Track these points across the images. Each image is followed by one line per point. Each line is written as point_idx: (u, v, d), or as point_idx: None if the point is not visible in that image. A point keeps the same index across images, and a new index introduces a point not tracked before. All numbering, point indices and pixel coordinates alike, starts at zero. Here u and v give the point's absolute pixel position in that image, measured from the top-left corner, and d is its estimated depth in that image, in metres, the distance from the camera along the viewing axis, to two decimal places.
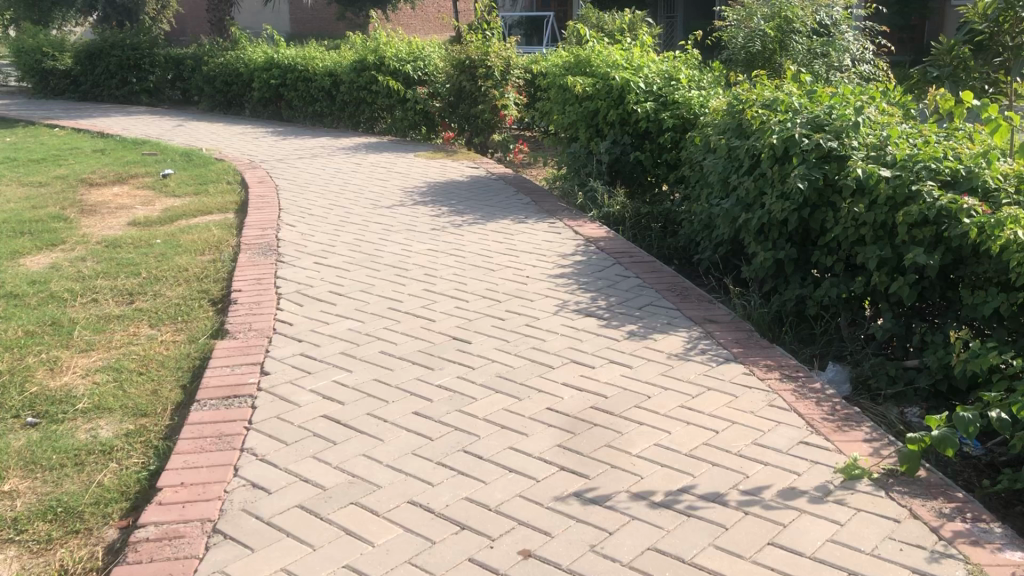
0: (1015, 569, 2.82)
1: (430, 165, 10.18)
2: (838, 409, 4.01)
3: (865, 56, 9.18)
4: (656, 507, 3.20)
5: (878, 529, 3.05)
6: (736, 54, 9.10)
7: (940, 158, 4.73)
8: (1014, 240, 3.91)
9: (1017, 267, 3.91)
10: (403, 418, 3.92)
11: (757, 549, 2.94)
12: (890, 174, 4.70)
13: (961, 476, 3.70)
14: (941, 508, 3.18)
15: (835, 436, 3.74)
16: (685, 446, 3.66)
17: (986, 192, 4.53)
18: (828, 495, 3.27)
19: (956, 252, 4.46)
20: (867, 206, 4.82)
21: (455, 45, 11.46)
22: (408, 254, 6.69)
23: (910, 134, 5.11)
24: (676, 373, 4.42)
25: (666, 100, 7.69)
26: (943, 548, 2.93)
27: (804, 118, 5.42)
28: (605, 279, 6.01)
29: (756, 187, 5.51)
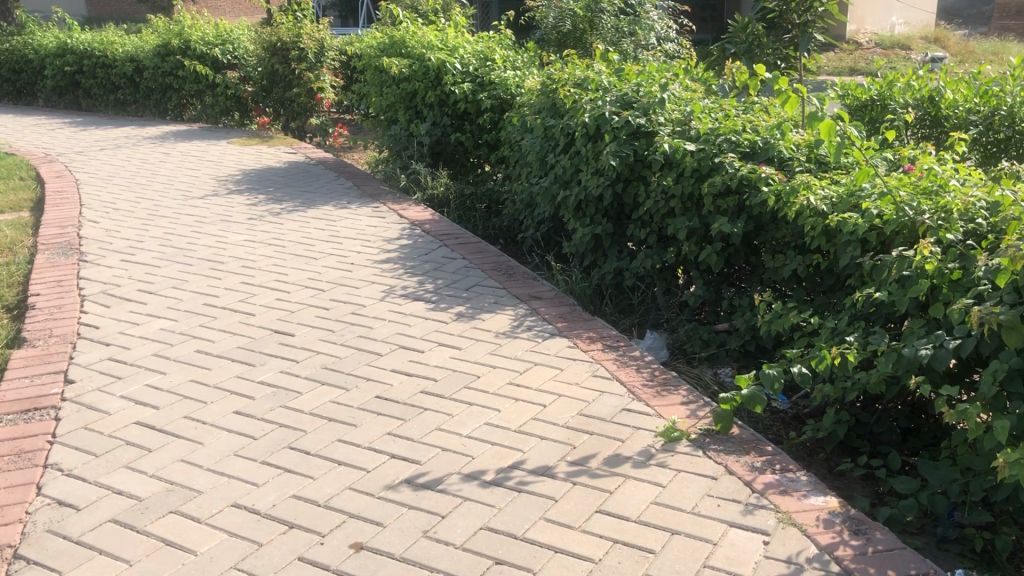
0: (819, 512, 3.03)
1: (245, 152, 9.82)
2: (657, 374, 4.18)
3: (670, 35, 9.54)
4: (487, 486, 3.22)
5: (698, 487, 3.20)
6: (548, 34, 9.27)
7: (739, 130, 4.99)
8: (808, 206, 4.17)
9: (811, 232, 4.18)
10: (223, 419, 3.76)
11: (586, 518, 3.01)
12: (694, 148, 4.91)
13: (770, 430, 3.94)
14: (753, 462, 3.37)
15: (655, 402, 3.89)
16: (513, 423, 3.70)
17: (781, 161, 4.81)
18: (650, 459, 3.40)
19: (758, 220, 4.72)
20: (675, 179, 5.02)
21: (266, 27, 11.07)
22: (224, 246, 6.42)
23: (712, 109, 5.36)
24: (504, 351, 4.47)
25: (482, 80, 7.72)
26: (756, 500, 3.11)
27: (614, 96, 5.57)
28: (430, 262, 5.98)
29: (572, 164, 5.64)
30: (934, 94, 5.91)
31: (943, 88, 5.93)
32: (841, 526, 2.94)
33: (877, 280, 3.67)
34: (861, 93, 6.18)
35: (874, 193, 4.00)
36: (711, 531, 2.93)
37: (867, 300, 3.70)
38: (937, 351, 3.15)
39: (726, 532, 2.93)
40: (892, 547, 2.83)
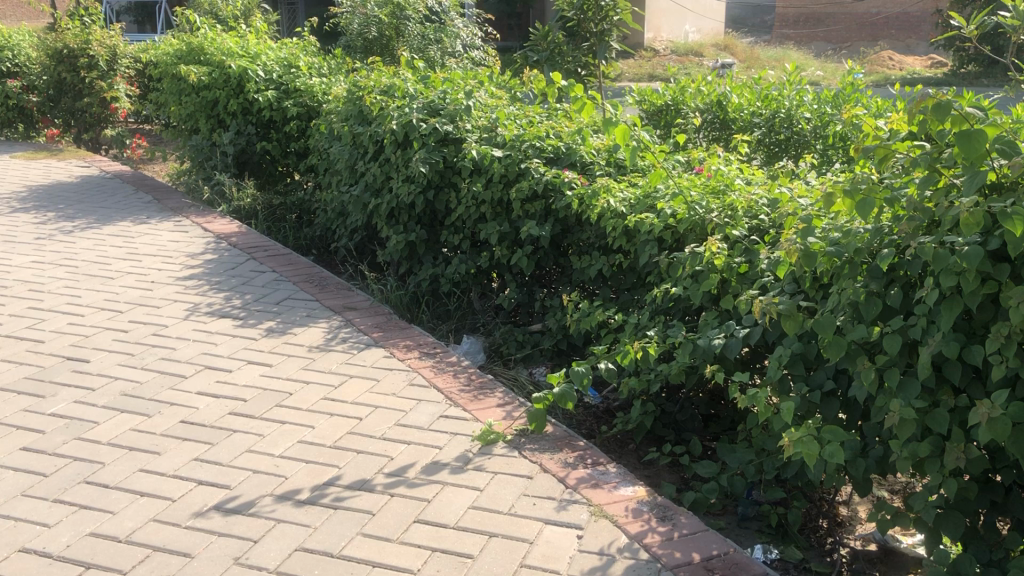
0: (628, 502, 3.15)
1: (31, 166, 9.13)
2: (473, 379, 4.22)
3: (475, 43, 9.64)
4: (302, 505, 3.14)
5: (514, 488, 3.25)
6: (354, 40, 9.16)
7: (543, 136, 5.12)
8: (609, 208, 4.33)
9: (614, 232, 4.33)
10: (8, 457, 3.47)
11: (404, 530, 2.99)
12: (501, 154, 4.99)
13: (583, 425, 4.06)
14: (567, 459, 3.46)
15: (472, 406, 3.92)
16: (328, 438, 3.63)
17: (584, 165, 4.98)
18: (468, 464, 3.42)
19: (564, 223, 4.85)
20: (484, 185, 5.09)
21: (49, 32, 10.35)
22: (8, 268, 5.94)
23: (517, 115, 5.43)
24: (317, 365, 4.37)
25: (287, 88, 7.50)
26: (569, 495, 3.19)
27: (420, 103, 5.57)
28: (238, 276, 5.77)
29: (382, 172, 5.61)
30: (721, 98, 6.29)
31: (730, 92, 6.31)
32: (649, 514, 3.07)
33: (673, 277, 3.86)
34: (657, 99, 6.51)
35: (669, 193, 4.20)
36: (527, 530, 2.98)
37: (666, 295, 3.89)
38: (728, 340, 3.34)
39: (541, 530, 2.98)
40: (696, 530, 2.98)
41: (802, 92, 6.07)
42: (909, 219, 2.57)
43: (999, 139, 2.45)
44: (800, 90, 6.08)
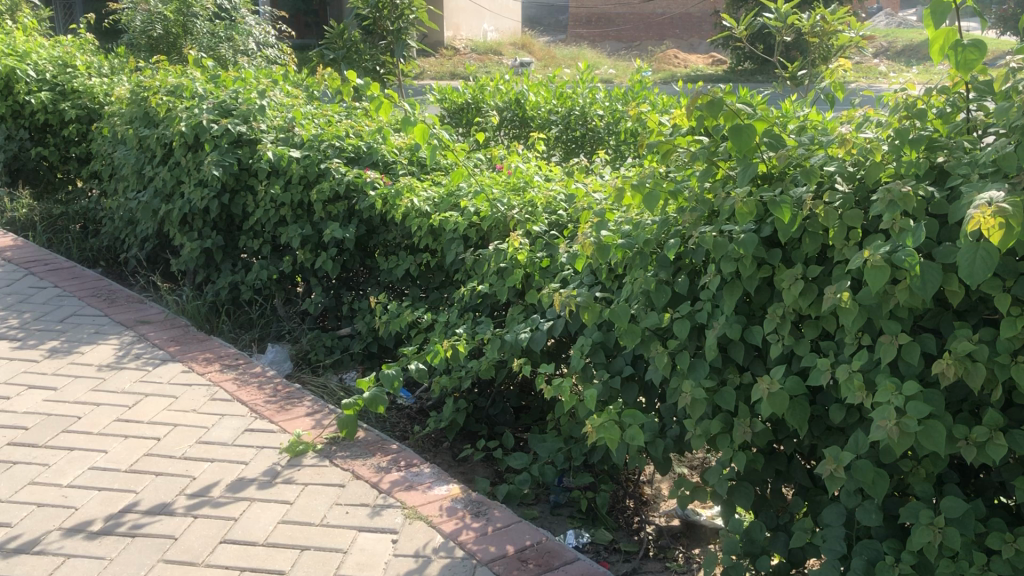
0: (442, 502, 3.15)
1: None
2: (280, 389, 4.08)
3: (269, 40, 9.35)
4: (96, 537, 2.93)
5: (325, 498, 3.17)
6: (136, 38, 8.67)
7: (343, 136, 5.03)
8: (413, 208, 4.30)
9: (419, 231, 4.31)
10: None
11: (210, 552, 2.86)
12: (299, 155, 4.84)
13: (396, 428, 4.03)
14: (379, 463, 3.42)
15: (279, 417, 3.80)
16: (123, 463, 3.40)
17: (386, 165, 4.93)
18: (277, 477, 3.31)
19: (368, 223, 4.78)
20: (282, 187, 4.94)
21: None
22: None
23: (314, 115, 5.29)
24: (109, 385, 4.10)
25: (63, 89, 6.96)
26: (383, 500, 3.15)
27: (210, 103, 5.31)
28: (13, 294, 5.31)
29: (172, 177, 5.33)
30: (519, 97, 6.41)
31: (527, 91, 6.43)
32: (463, 511, 3.08)
33: (479, 274, 3.90)
34: (457, 97, 6.58)
35: (470, 191, 4.23)
36: (341, 540, 2.92)
37: (473, 292, 3.92)
38: (534, 333, 3.40)
39: (355, 538, 2.93)
40: (510, 522, 3.03)
41: (594, 90, 6.27)
42: (691, 211, 2.74)
43: (767, 132, 2.62)
44: (592, 88, 6.28)
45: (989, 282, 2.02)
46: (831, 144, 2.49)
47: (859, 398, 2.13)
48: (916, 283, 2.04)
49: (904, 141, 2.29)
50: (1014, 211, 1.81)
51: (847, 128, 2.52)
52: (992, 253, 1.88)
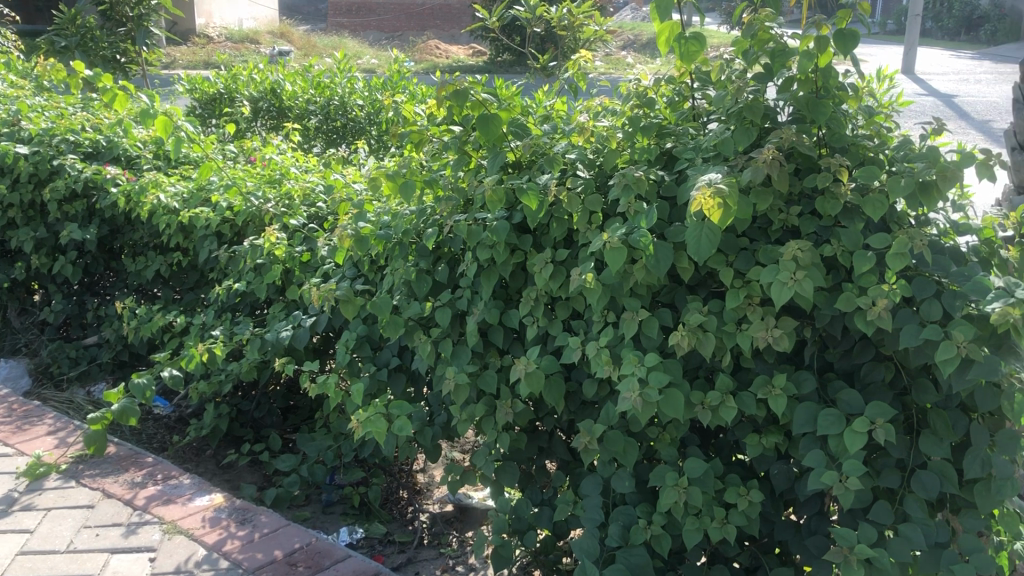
0: (204, 513, 3.00)
1: None
2: (16, 408, 3.73)
3: None
4: None
5: (72, 522, 2.94)
6: None
7: (78, 129, 4.63)
8: (159, 205, 4.02)
9: (168, 229, 4.06)
10: None
11: None
12: (27, 151, 4.39)
13: (153, 439, 3.83)
14: (133, 479, 3.21)
15: (15, 439, 3.47)
16: None
17: (129, 160, 4.59)
18: (13, 505, 3.03)
19: (112, 223, 4.46)
20: (10, 186, 4.50)
21: None
22: None
23: (43, 108, 4.81)
24: None
25: None
26: (138, 517, 2.96)
27: None
28: None
29: None
30: (274, 86, 6.16)
31: (282, 80, 6.22)
32: (227, 520, 2.96)
33: (235, 272, 3.75)
34: (208, 87, 6.27)
35: (222, 185, 4.02)
36: (90, 565, 2.72)
37: (230, 291, 3.76)
38: (296, 331, 3.25)
39: (107, 561, 2.73)
40: (278, 526, 2.94)
41: (353, 80, 6.16)
42: (446, 199, 2.75)
43: (514, 121, 2.68)
44: (351, 77, 6.18)
45: (714, 257, 2.18)
46: (573, 132, 2.60)
47: (608, 372, 2.21)
48: (651, 261, 2.16)
49: (637, 128, 2.42)
50: (730, 191, 1.95)
51: (586, 117, 2.63)
52: (715, 231, 2.02)
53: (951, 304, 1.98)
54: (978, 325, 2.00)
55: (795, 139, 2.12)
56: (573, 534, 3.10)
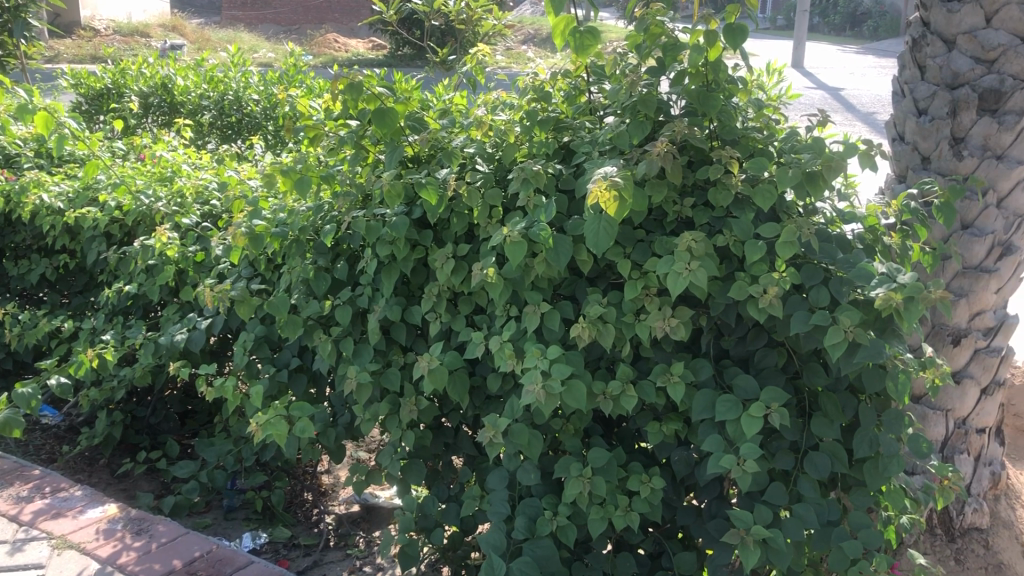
0: (98, 525, 2.89)
1: None
2: None
3: None
4: None
5: None
6: None
7: None
8: (42, 205, 3.85)
9: (52, 230, 3.89)
10: None
11: None
12: None
13: (42, 451, 3.66)
14: (18, 493, 3.07)
15: None
16: None
17: (8, 158, 4.38)
18: None
19: None
20: None
21: None
22: None
23: None
24: None
25: None
26: (25, 533, 2.83)
27: None
28: None
29: None
30: (166, 81, 5.99)
31: (174, 75, 6.04)
32: (122, 532, 2.85)
33: (126, 274, 3.61)
34: (94, 81, 6.01)
35: (109, 183, 3.86)
36: None
37: (120, 294, 3.62)
38: (191, 333, 3.14)
39: None
40: (176, 535, 2.85)
41: (248, 74, 6.03)
42: (344, 195, 2.70)
43: (410, 115, 2.65)
44: (246, 71, 6.02)
45: (612, 249, 2.20)
46: (470, 127, 2.58)
47: (511, 366, 2.18)
48: (551, 254, 2.15)
49: (534, 122, 2.42)
50: (625, 184, 1.97)
51: (483, 111, 2.62)
52: (613, 224, 2.04)
53: (838, 290, 2.05)
54: (863, 310, 2.07)
55: (687, 132, 2.16)
56: (480, 528, 3.12)
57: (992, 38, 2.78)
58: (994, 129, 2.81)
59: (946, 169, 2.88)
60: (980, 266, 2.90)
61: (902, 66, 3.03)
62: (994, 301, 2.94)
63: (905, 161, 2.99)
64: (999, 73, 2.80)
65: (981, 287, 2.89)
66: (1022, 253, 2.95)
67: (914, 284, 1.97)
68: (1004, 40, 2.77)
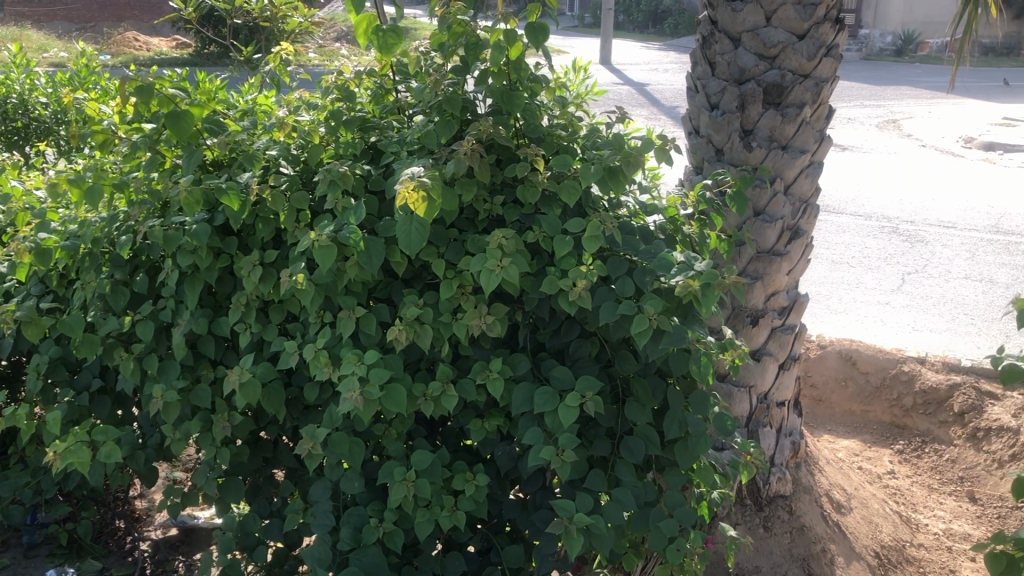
0: None
1: None
2: None
3: None
4: None
5: None
6: None
7: None
8: None
9: None
10: None
11: None
12: None
13: None
14: None
15: None
16: None
17: None
18: None
19: None
20: None
21: None
22: None
23: None
24: None
25: None
26: None
27: None
28: None
29: None
30: None
31: None
32: None
33: None
34: None
35: None
36: None
37: None
38: None
39: None
40: None
41: (33, 76, 5.60)
42: (140, 204, 2.54)
43: (208, 118, 2.52)
44: (30, 72, 5.57)
45: (425, 250, 2.18)
46: (272, 128, 2.49)
47: (327, 374, 2.12)
48: (362, 258, 2.08)
49: (339, 122, 2.36)
50: (432, 184, 1.96)
51: (284, 112, 2.53)
52: (424, 224, 2.02)
53: (642, 279, 2.12)
54: (667, 298, 2.16)
55: (492, 130, 2.17)
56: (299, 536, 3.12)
57: (773, 35, 2.97)
58: (779, 121, 3.00)
59: (738, 160, 3.05)
60: (772, 250, 3.10)
61: (694, 63, 3.18)
62: (785, 283, 3.14)
63: (701, 153, 3.14)
64: (780, 68, 2.99)
65: (774, 269, 3.08)
66: (808, 237, 3.16)
67: (709, 272, 2.07)
68: (783, 37, 2.96)
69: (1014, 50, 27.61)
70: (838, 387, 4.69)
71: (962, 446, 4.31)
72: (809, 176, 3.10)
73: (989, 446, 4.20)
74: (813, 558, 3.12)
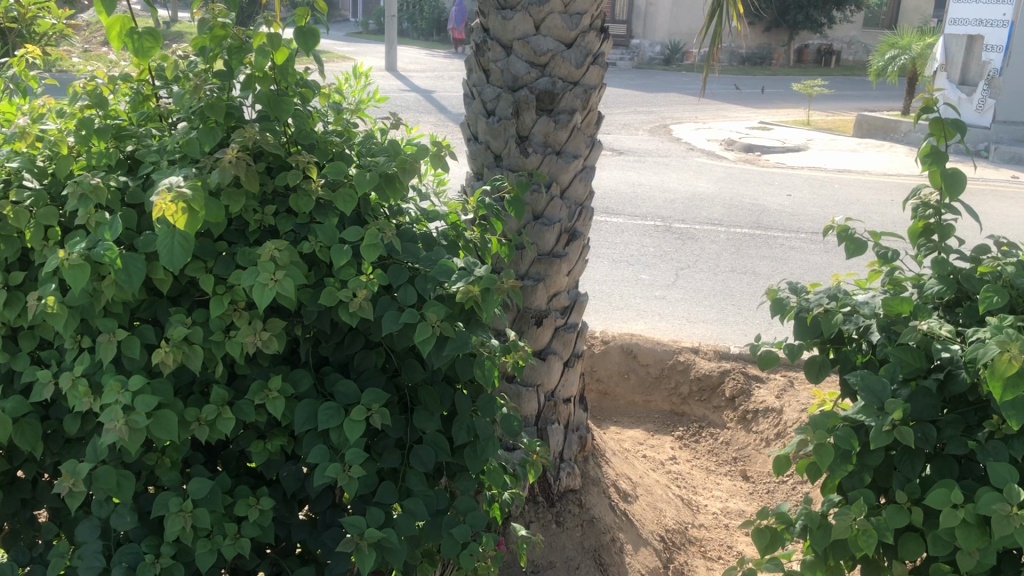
0: None
1: None
2: None
3: None
4: None
5: None
6: None
7: None
8: None
9: None
10: None
11: None
12: None
13: None
14: None
15: None
16: None
17: None
18: None
19: None
20: None
21: None
22: None
23: None
24: None
25: None
26: None
27: None
28: None
29: None
30: None
31: None
32: None
33: None
34: None
35: None
36: None
37: None
38: None
39: None
40: None
41: None
42: None
43: None
44: None
45: (191, 265, 2.06)
46: (13, 138, 2.27)
47: (87, 404, 1.96)
48: (121, 277, 1.94)
49: (90, 131, 2.18)
50: (194, 195, 1.86)
51: (27, 119, 2.31)
52: (188, 238, 1.90)
53: (423, 287, 2.11)
54: (449, 304, 2.16)
55: (259, 137, 2.09)
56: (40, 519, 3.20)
57: (542, 43, 3.06)
58: (552, 127, 3.09)
59: (516, 166, 3.11)
60: (552, 252, 3.18)
61: (469, 70, 3.23)
62: (566, 283, 3.23)
63: (480, 160, 3.18)
64: (551, 76, 3.09)
65: (555, 271, 3.16)
66: (585, 238, 3.27)
67: (488, 276, 2.09)
68: (552, 45, 3.06)
69: (766, 61, 30.05)
70: (621, 379, 4.89)
71: (734, 428, 4.63)
72: (582, 180, 3.21)
73: (757, 426, 4.54)
74: (604, 548, 3.23)
